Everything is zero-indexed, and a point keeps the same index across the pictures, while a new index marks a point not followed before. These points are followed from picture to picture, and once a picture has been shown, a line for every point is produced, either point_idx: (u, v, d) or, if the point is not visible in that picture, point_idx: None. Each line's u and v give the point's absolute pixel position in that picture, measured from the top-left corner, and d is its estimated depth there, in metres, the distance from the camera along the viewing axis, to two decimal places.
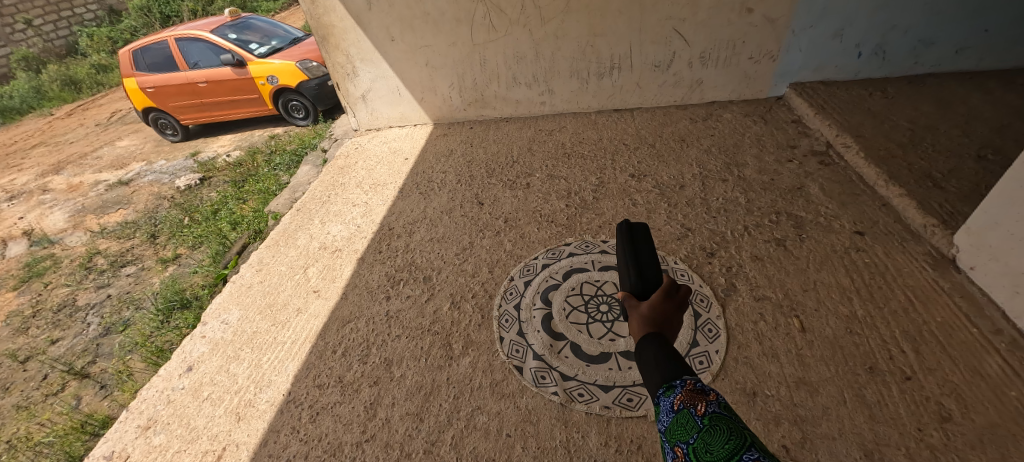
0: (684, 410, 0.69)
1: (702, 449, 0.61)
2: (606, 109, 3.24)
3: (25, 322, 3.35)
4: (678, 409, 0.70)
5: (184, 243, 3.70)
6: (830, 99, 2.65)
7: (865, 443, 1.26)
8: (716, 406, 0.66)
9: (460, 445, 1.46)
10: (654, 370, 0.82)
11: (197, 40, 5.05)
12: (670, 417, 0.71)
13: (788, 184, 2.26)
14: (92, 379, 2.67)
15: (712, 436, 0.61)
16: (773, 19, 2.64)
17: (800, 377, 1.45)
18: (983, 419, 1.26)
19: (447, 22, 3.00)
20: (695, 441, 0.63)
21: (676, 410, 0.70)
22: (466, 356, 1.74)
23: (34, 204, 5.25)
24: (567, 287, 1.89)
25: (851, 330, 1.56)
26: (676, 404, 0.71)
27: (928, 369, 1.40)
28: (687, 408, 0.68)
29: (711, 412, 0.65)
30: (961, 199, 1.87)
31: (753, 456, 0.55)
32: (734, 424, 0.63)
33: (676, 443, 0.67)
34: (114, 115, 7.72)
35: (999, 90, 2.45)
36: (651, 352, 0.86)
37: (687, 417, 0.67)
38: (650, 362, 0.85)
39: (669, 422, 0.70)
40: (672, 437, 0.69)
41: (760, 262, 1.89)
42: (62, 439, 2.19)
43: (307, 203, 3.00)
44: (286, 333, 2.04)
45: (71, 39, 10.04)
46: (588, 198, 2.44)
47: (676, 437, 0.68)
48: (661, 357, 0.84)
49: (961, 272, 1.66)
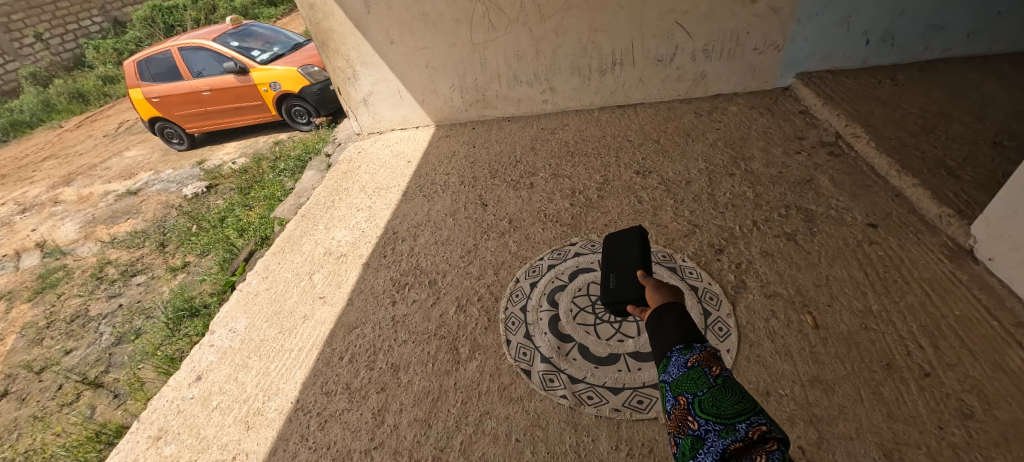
0: (697, 368, 0.69)
1: (709, 403, 0.65)
2: (609, 105, 3.21)
3: (40, 333, 3.39)
4: (692, 366, 0.69)
5: (192, 251, 3.73)
6: (838, 89, 2.59)
7: (885, 443, 1.23)
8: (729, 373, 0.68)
9: (469, 451, 1.44)
10: (676, 332, 0.77)
11: (200, 48, 5.09)
12: (680, 371, 0.70)
13: (797, 176, 2.21)
14: (105, 389, 2.70)
15: (722, 395, 0.64)
16: (777, 9, 2.59)
17: (815, 376, 1.42)
18: (1007, 415, 1.22)
19: (447, 23, 2.98)
20: (705, 396, 0.65)
21: (690, 366, 0.70)
22: (473, 360, 1.73)
23: (46, 215, 5.32)
24: (574, 287, 1.87)
25: (866, 325, 1.52)
26: (690, 361, 0.70)
27: (947, 364, 1.36)
28: (701, 368, 0.69)
29: (723, 375, 0.68)
30: (977, 187, 1.83)
31: (759, 420, 0.60)
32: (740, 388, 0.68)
33: (679, 393, 0.69)
34: (123, 125, 7.82)
35: (1013, 74, 2.38)
36: (672, 317, 0.81)
37: (701, 374, 0.68)
38: (672, 324, 0.79)
39: (678, 375, 0.70)
40: (676, 387, 0.70)
41: (771, 258, 1.85)
42: (77, 449, 2.22)
43: (312, 209, 3.00)
44: (293, 341, 2.04)
45: (77, 51, 10.19)
46: (592, 196, 2.41)
47: (682, 388, 0.69)
48: (685, 324, 0.79)
49: (980, 263, 1.61)
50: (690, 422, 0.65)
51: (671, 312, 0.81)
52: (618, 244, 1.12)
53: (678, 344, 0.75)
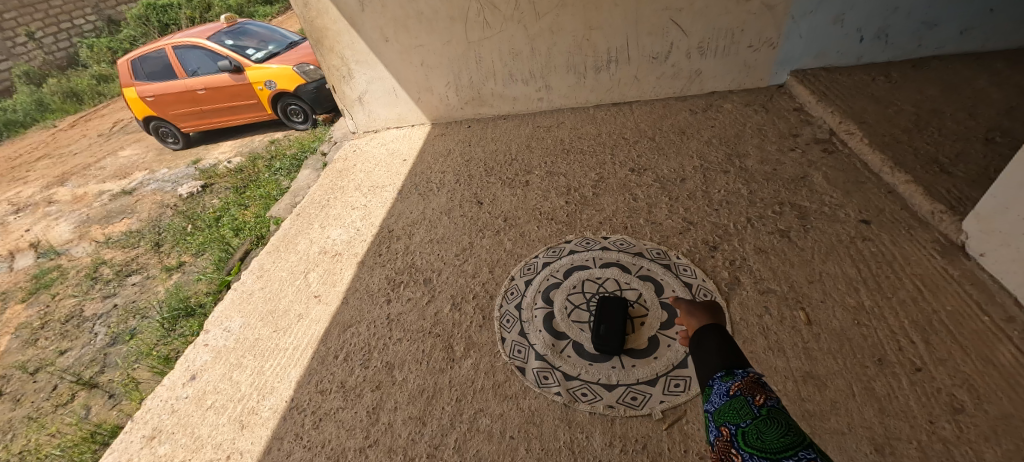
0: (740, 397, 0.73)
1: (754, 436, 0.66)
2: (604, 103, 3.21)
3: (35, 333, 3.38)
4: (733, 395, 0.74)
5: (187, 251, 3.72)
6: (833, 86, 2.60)
7: (876, 437, 1.24)
8: (775, 401, 0.70)
9: (464, 448, 1.45)
10: (715, 356, 0.86)
11: (194, 47, 5.06)
12: (722, 400, 0.75)
13: (791, 173, 2.22)
14: (100, 389, 2.69)
15: (765, 425, 0.66)
16: (772, 6, 2.60)
17: (807, 372, 1.43)
18: (997, 410, 1.23)
19: (442, 21, 2.97)
20: (747, 427, 0.68)
21: (731, 395, 0.74)
22: (468, 357, 1.73)
23: (40, 215, 5.30)
24: (569, 285, 1.87)
25: (859, 321, 1.53)
26: (731, 389, 0.76)
27: (938, 359, 1.37)
28: (743, 397, 0.73)
29: (769, 405, 0.69)
30: (969, 184, 1.84)
31: (808, 456, 0.59)
32: (790, 420, 0.67)
33: (722, 423, 0.73)
34: (117, 125, 7.78)
35: (1006, 71, 2.39)
36: (712, 341, 0.91)
37: (743, 403, 0.71)
38: (711, 349, 0.89)
39: (720, 405, 0.75)
40: (720, 416, 0.74)
41: (764, 255, 1.85)
42: (72, 449, 2.21)
43: (307, 208, 2.99)
44: (288, 339, 2.03)
45: (71, 50, 10.11)
46: (587, 194, 2.41)
47: (725, 419, 0.72)
48: (724, 347, 0.88)
49: (972, 259, 1.62)
50: (734, 455, 0.68)
51: (711, 336, 0.92)
52: (612, 329, 1.61)
53: (721, 371, 0.82)
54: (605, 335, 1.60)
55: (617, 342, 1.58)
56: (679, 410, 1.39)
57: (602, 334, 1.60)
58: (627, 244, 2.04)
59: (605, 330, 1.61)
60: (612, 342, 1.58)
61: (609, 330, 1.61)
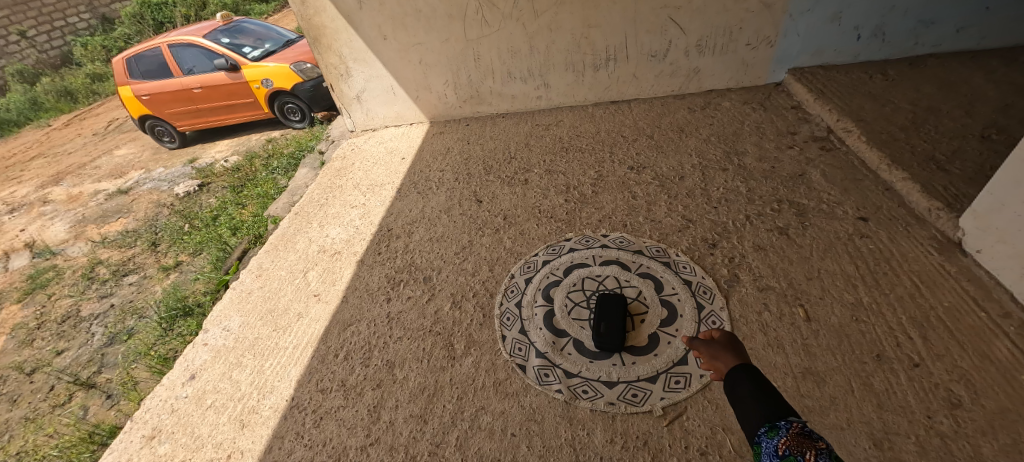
0: (789, 456, 0.65)
1: None
2: (603, 101, 3.21)
3: (31, 333, 3.36)
4: (783, 454, 0.66)
5: (185, 250, 3.70)
6: (830, 84, 2.61)
7: (875, 433, 1.25)
8: (827, 456, 0.61)
9: (465, 446, 1.45)
10: (750, 400, 0.81)
11: (190, 45, 5.03)
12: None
13: (789, 171, 2.23)
14: (98, 389, 2.68)
15: None
16: (770, 4, 2.60)
17: (806, 368, 1.43)
18: (994, 404, 1.24)
19: (440, 18, 2.96)
20: None
21: (780, 455, 0.67)
22: (468, 356, 1.73)
23: (36, 215, 5.26)
24: (569, 282, 1.87)
25: (857, 318, 1.54)
26: (780, 448, 0.68)
27: (936, 355, 1.39)
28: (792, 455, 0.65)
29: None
30: (965, 181, 1.85)
31: None
32: None
33: None
34: (113, 124, 7.73)
35: (1002, 69, 2.41)
36: (743, 383, 0.86)
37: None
38: (743, 390, 0.84)
39: None
40: None
41: (763, 252, 1.86)
42: (70, 450, 2.20)
43: (305, 206, 2.98)
44: (288, 338, 2.03)
45: (65, 48, 10.03)
46: (587, 192, 2.41)
47: None
48: (758, 386, 0.83)
49: (968, 255, 1.63)
50: None
51: (741, 377, 0.87)
52: (612, 326, 1.61)
53: (764, 425, 0.75)
54: (605, 333, 1.60)
55: (617, 340, 1.58)
56: (679, 407, 1.40)
57: (602, 332, 1.60)
58: (627, 242, 2.04)
59: (606, 328, 1.61)
60: (612, 340, 1.58)
61: (609, 328, 1.61)
